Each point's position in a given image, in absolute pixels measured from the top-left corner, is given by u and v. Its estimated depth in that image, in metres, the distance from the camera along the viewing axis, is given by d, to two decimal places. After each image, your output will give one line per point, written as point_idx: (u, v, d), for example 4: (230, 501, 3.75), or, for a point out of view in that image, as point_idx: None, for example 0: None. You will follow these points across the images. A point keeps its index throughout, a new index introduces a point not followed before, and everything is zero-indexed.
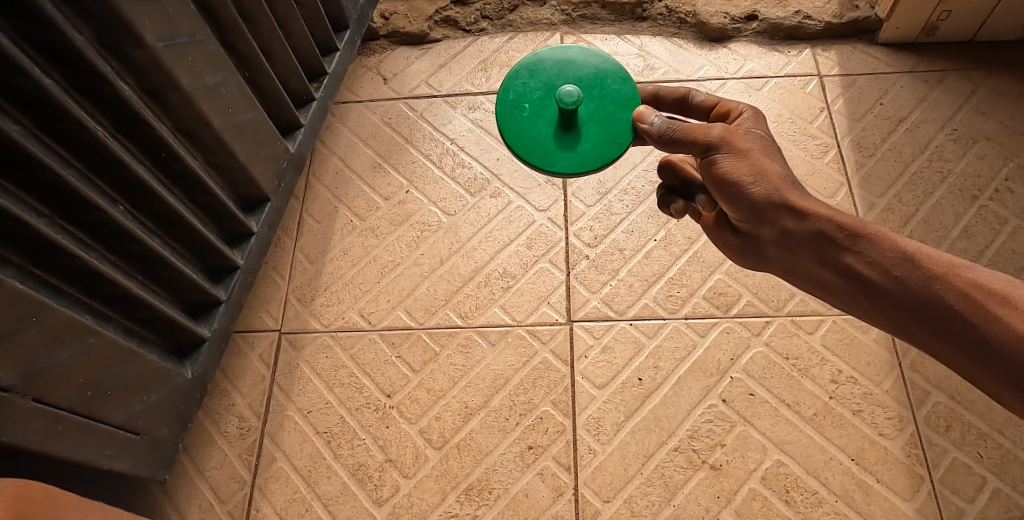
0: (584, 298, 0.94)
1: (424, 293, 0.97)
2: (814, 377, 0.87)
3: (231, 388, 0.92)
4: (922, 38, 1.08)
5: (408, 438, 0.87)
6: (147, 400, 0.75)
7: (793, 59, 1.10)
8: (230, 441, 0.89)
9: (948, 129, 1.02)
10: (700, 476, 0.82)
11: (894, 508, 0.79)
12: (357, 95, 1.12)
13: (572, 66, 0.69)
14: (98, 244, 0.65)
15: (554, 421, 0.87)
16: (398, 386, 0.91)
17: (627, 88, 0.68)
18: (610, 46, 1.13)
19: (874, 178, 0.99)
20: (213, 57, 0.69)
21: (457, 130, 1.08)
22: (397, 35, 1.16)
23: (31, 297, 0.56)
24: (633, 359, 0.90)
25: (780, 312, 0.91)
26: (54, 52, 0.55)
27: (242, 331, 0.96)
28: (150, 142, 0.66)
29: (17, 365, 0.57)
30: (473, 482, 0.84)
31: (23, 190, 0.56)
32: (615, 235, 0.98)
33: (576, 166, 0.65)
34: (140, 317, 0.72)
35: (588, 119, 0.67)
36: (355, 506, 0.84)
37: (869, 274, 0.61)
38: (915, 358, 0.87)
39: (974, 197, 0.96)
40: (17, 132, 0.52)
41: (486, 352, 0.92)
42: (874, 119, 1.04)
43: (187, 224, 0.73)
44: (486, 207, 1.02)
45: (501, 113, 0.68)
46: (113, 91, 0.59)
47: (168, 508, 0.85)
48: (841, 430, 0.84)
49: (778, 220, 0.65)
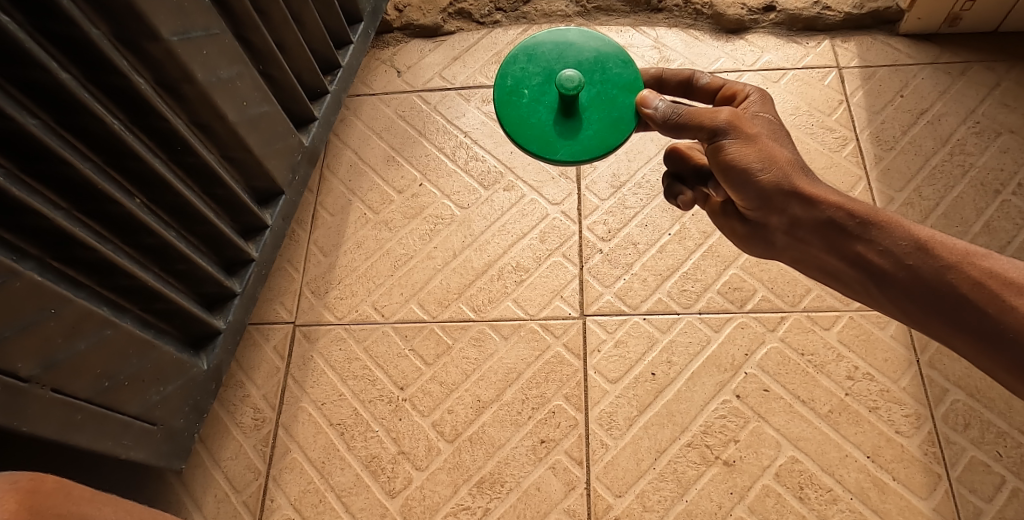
0: (598, 292, 0.94)
1: (437, 287, 0.97)
2: (829, 374, 0.86)
3: (246, 379, 0.93)
4: (945, 29, 1.06)
5: (421, 431, 0.88)
6: (163, 391, 0.76)
7: (811, 51, 1.08)
8: (244, 432, 0.90)
9: (971, 122, 1.00)
10: (713, 472, 0.82)
11: (910, 507, 0.79)
12: (371, 88, 1.12)
13: (571, 51, 0.68)
14: (114, 236, 0.66)
15: (566, 416, 0.87)
16: (410, 378, 0.91)
17: (629, 72, 0.67)
18: (625, 39, 1.12)
19: (893, 171, 0.98)
20: (227, 50, 0.69)
21: (471, 122, 1.08)
22: (411, 28, 1.16)
23: (49, 288, 0.57)
24: (646, 354, 0.89)
25: (795, 308, 0.90)
26: (72, 46, 0.55)
27: (256, 323, 0.96)
28: (165, 135, 0.66)
29: (34, 355, 0.58)
30: (485, 475, 0.85)
31: (41, 183, 0.57)
32: (629, 229, 0.97)
33: (579, 154, 0.65)
34: (156, 309, 0.73)
35: (590, 106, 0.66)
36: (367, 497, 0.85)
37: (880, 263, 0.61)
38: (934, 355, 0.86)
39: (996, 191, 0.95)
40: (36, 127, 0.53)
41: (498, 345, 0.92)
42: (894, 112, 1.02)
43: (203, 217, 0.73)
44: (500, 201, 1.01)
45: (500, 100, 0.67)
46: (130, 85, 0.60)
47: (183, 496, 0.86)
48: (856, 427, 0.83)
49: (788, 208, 0.64)
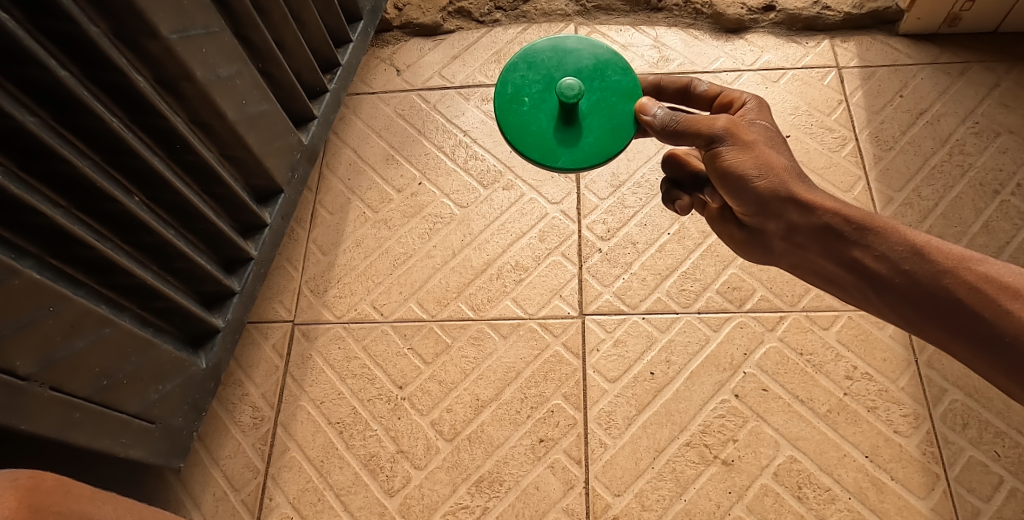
0: (597, 291, 0.94)
1: (436, 286, 0.97)
2: (828, 374, 0.86)
3: (245, 378, 0.93)
4: (944, 29, 1.06)
5: (420, 430, 0.88)
6: (162, 390, 0.76)
7: (811, 50, 1.08)
8: (243, 431, 0.90)
9: (970, 122, 1.00)
10: (712, 471, 0.82)
11: (908, 507, 0.79)
12: (370, 87, 1.12)
13: (571, 58, 0.68)
14: (113, 234, 0.66)
15: (566, 415, 0.87)
16: (409, 377, 0.91)
17: (629, 79, 0.67)
18: (625, 38, 1.12)
19: (893, 171, 0.98)
20: (227, 48, 0.69)
21: (470, 121, 1.08)
22: (410, 27, 1.16)
23: (48, 286, 0.57)
24: (644, 353, 0.89)
25: (794, 308, 0.90)
26: (71, 45, 0.55)
27: (255, 322, 0.96)
28: (164, 133, 0.66)
29: (34, 353, 0.58)
30: (484, 474, 0.85)
31: (40, 181, 0.57)
32: (629, 228, 0.97)
33: (580, 161, 0.64)
34: (155, 307, 0.73)
35: (590, 112, 0.66)
36: (366, 496, 0.85)
37: (877, 268, 0.61)
38: (932, 355, 0.86)
39: (996, 191, 0.95)
40: (36, 125, 0.53)
41: (497, 344, 0.92)
42: (893, 112, 1.02)
43: (201, 215, 0.73)
44: (499, 200, 1.01)
45: (501, 108, 0.67)
46: (129, 83, 0.60)
47: (182, 494, 0.86)
48: (855, 427, 0.83)
49: (785, 214, 0.64)
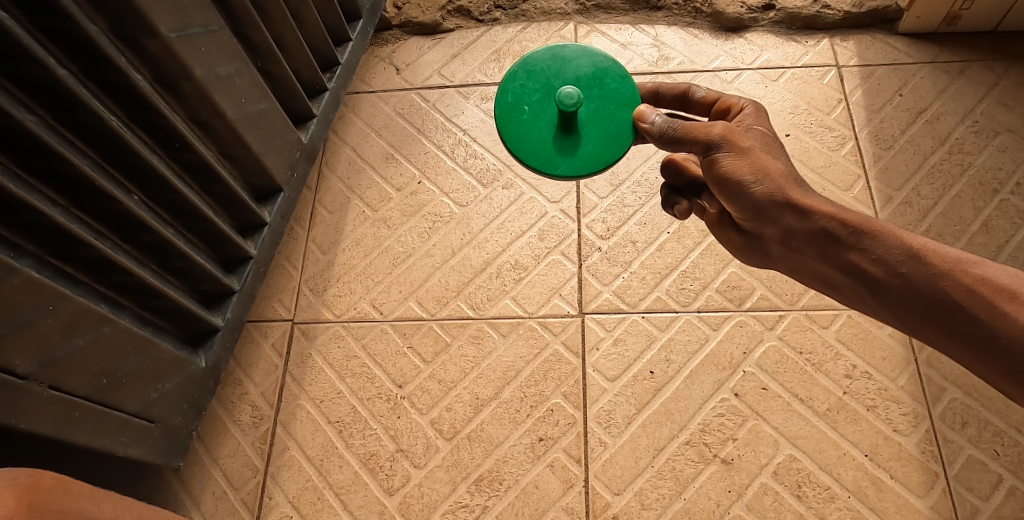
0: (596, 290, 0.94)
1: (436, 285, 0.97)
2: (828, 372, 0.86)
3: (244, 377, 0.93)
4: (943, 28, 1.06)
5: (419, 428, 0.88)
6: (162, 389, 0.76)
7: (811, 49, 1.08)
8: (242, 430, 0.90)
9: (969, 121, 1.00)
10: (711, 470, 0.82)
11: (908, 505, 0.79)
12: (370, 86, 1.12)
13: (569, 66, 0.68)
14: (112, 232, 0.66)
15: (565, 414, 0.87)
16: (409, 376, 0.91)
17: (627, 87, 0.67)
18: (624, 36, 1.11)
19: (892, 170, 0.98)
20: (226, 47, 0.69)
21: (469, 120, 1.08)
22: (410, 26, 1.16)
23: (48, 285, 0.56)
24: (644, 352, 0.89)
25: (794, 306, 0.90)
26: (70, 43, 0.55)
27: (255, 321, 0.96)
28: (164, 132, 0.66)
29: (33, 352, 0.58)
30: (484, 472, 0.85)
31: (39, 180, 0.57)
32: (628, 227, 0.97)
33: (579, 169, 0.65)
34: (154, 305, 0.72)
35: (589, 120, 0.66)
36: (366, 495, 0.85)
37: (874, 271, 0.61)
38: (932, 354, 0.86)
39: (995, 190, 0.95)
40: (34, 124, 0.53)
41: (497, 343, 0.92)
42: (892, 111, 1.02)
43: (201, 214, 0.73)
44: (498, 199, 1.01)
45: (501, 116, 0.67)
46: (128, 82, 0.59)
47: (182, 493, 0.86)
48: (854, 426, 0.83)
49: (781, 218, 0.64)
